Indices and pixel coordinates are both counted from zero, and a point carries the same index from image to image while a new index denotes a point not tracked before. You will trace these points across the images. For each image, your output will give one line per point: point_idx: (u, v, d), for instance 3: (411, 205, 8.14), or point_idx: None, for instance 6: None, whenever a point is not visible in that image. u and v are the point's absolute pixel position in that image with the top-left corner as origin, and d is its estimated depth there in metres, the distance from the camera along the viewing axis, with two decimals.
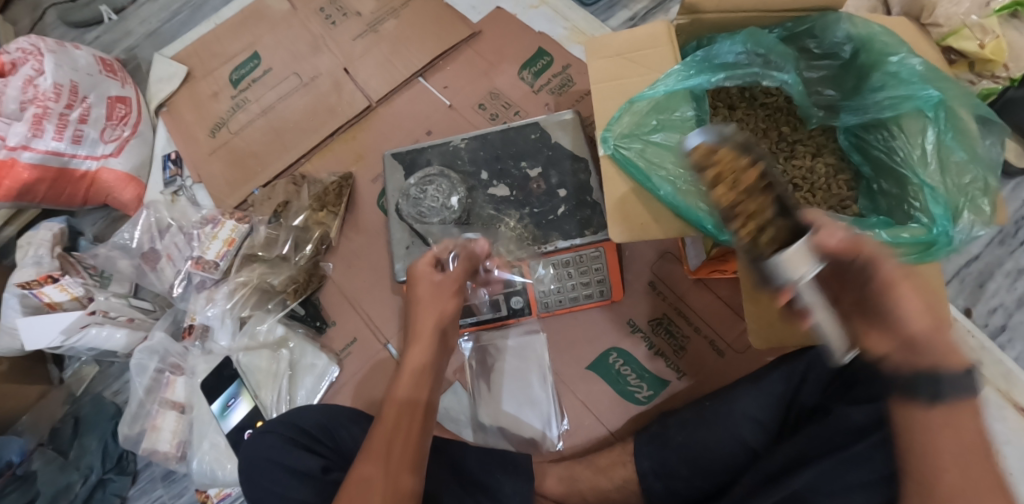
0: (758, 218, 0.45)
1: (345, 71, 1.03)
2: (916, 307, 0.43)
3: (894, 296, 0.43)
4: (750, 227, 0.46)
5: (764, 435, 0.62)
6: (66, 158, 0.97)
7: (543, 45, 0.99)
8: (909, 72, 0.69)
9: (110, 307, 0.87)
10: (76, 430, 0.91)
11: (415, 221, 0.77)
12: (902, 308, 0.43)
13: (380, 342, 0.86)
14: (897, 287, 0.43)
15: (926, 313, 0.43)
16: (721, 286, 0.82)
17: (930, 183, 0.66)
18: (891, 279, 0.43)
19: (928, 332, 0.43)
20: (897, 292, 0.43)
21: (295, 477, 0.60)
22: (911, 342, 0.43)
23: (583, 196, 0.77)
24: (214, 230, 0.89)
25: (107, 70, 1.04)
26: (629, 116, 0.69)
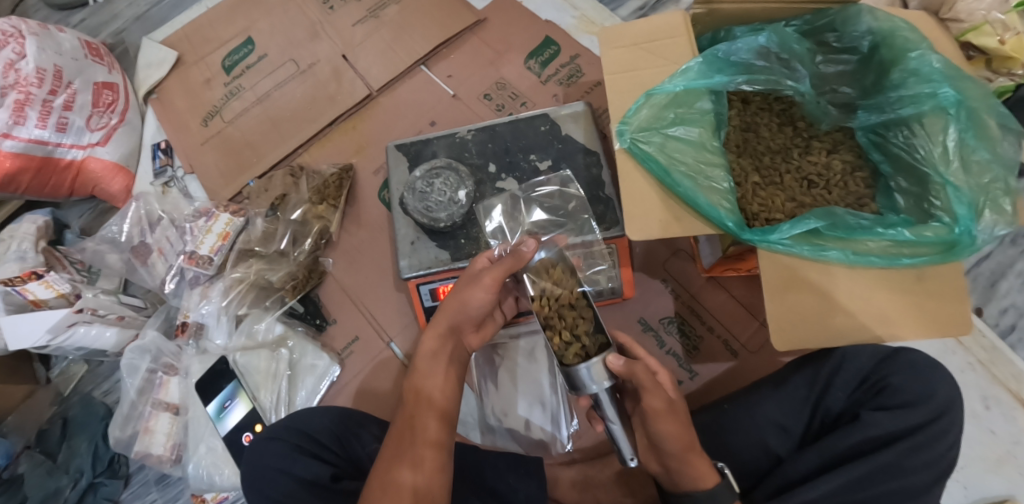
0: (576, 329, 0.55)
1: (344, 58, 0.99)
2: (673, 432, 0.50)
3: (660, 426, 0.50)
4: (563, 334, 0.55)
5: (788, 441, 0.62)
6: (50, 147, 0.92)
7: (551, 34, 0.96)
8: (931, 69, 0.66)
9: (98, 304, 0.84)
10: (65, 432, 0.88)
11: (423, 216, 0.72)
12: (663, 436, 0.50)
13: (384, 341, 0.83)
14: (656, 419, 0.50)
15: (682, 436, 0.50)
16: (735, 284, 0.81)
17: (954, 182, 0.62)
18: (652, 409, 0.50)
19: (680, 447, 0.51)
20: (656, 421, 0.50)
21: (304, 486, 0.58)
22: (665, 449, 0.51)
23: (596, 191, 0.75)
24: (208, 224, 0.86)
25: (93, 55, 0.99)
26: (647, 109, 0.66)
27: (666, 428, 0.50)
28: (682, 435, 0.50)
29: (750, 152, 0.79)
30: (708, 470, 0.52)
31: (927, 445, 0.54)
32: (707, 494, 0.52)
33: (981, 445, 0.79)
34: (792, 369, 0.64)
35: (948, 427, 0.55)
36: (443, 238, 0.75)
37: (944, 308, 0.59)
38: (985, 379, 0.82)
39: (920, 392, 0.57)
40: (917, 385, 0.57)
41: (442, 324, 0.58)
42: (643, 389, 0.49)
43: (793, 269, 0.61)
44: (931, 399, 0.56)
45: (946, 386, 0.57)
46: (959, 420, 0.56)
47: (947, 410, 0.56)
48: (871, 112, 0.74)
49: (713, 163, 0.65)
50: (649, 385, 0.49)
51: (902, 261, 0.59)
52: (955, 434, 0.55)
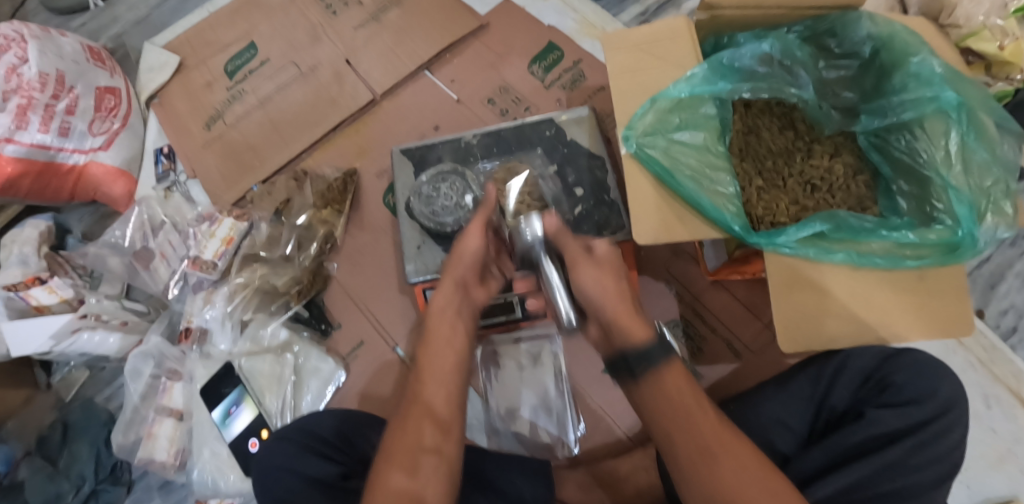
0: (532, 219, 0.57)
1: (347, 62, 1.00)
2: (594, 280, 0.47)
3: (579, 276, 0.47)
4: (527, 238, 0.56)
5: (794, 440, 0.62)
6: (52, 152, 0.92)
7: (554, 39, 0.96)
8: (932, 73, 0.67)
9: (101, 309, 0.83)
10: (66, 437, 0.87)
11: (429, 220, 0.73)
12: (581, 283, 0.47)
13: (388, 344, 0.83)
14: (576, 266, 0.48)
15: (603, 280, 0.47)
16: (738, 287, 0.81)
17: (956, 185, 0.63)
18: (572, 264, 0.48)
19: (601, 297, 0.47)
20: (577, 269, 0.48)
21: (313, 486, 0.58)
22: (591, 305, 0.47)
23: (602, 195, 0.75)
24: (211, 228, 0.86)
25: (94, 59, 0.99)
26: (651, 113, 0.67)
27: (587, 272, 0.47)
28: (607, 283, 0.47)
29: (753, 155, 0.79)
30: (644, 329, 0.45)
31: (930, 443, 0.55)
32: (638, 349, 0.44)
33: (983, 444, 0.80)
34: (796, 369, 0.65)
35: (951, 425, 0.56)
36: (448, 242, 0.75)
37: (947, 310, 0.60)
38: (986, 379, 0.82)
39: (923, 390, 0.58)
40: (921, 383, 0.58)
41: (450, 282, 0.54)
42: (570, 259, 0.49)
43: (797, 271, 0.62)
44: (934, 397, 0.57)
45: (949, 384, 0.58)
46: (961, 418, 0.57)
47: (950, 408, 0.57)
48: (873, 116, 0.75)
49: (718, 167, 0.65)
50: (575, 251, 0.49)
51: (905, 263, 0.59)
52: (958, 432, 0.56)
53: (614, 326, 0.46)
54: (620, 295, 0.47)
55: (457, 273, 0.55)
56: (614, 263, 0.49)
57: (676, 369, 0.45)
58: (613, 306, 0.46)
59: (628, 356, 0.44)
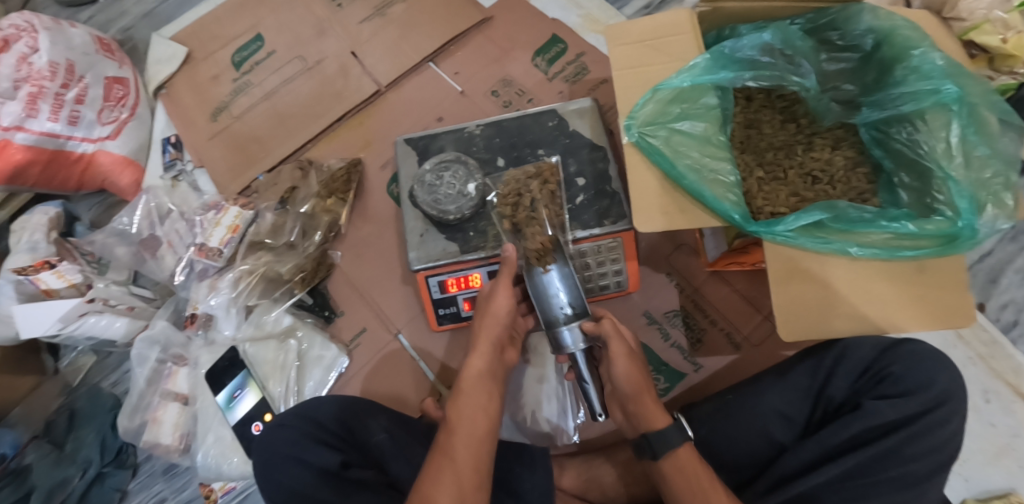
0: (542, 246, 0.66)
1: (352, 55, 1.01)
2: (627, 374, 0.61)
3: (614, 365, 0.61)
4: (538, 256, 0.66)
5: (791, 430, 0.63)
6: (61, 140, 0.93)
7: (557, 32, 0.97)
8: (932, 66, 0.67)
9: (109, 295, 0.85)
10: (71, 423, 0.88)
11: (431, 209, 0.73)
12: (617, 374, 0.61)
13: (391, 332, 0.84)
14: (617, 367, 0.61)
15: (634, 378, 0.60)
16: (737, 278, 0.81)
17: (955, 177, 0.64)
18: (612, 352, 0.61)
19: (636, 395, 0.60)
20: (613, 361, 0.61)
21: (317, 474, 0.59)
22: (624, 393, 0.61)
23: (602, 185, 0.76)
24: (217, 217, 0.86)
25: (103, 50, 1.00)
26: (653, 104, 0.67)
27: (624, 368, 0.61)
28: (635, 375, 0.61)
29: (754, 148, 0.80)
30: (662, 415, 0.60)
31: (927, 433, 0.55)
32: (659, 434, 0.58)
33: (981, 438, 0.80)
34: (795, 359, 0.65)
35: (948, 416, 0.56)
36: (450, 230, 0.75)
37: (943, 300, 0.60)
38: (986, 374, 0.83)
39: (920, 381, 0.58)
40: (918, 373, 0.58)
41: (487, 342, 0.64)
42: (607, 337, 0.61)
43: (796, 261, 0.62)
44: (931, 388, 0.57)
45: (947, 375, 0.58)
46: (959, 409, 0.57)
47: (948, 399, 0.57)
48: (873, 108, 0.75)
49: (719, 157, 0.66)
50: (612, 332, 0.61)
51: (903, 253, 0.60)
52: (955, 422, 0.56)
53: (641, 417, 0.59)
54: (645, 393, 0.60)
55: (492, 334, 0.65)
56: (640, 363, 0.63)
57: (688, 448, 0.58)
58: (639, 407, 0.60)
59: (653, 444, 0.58)
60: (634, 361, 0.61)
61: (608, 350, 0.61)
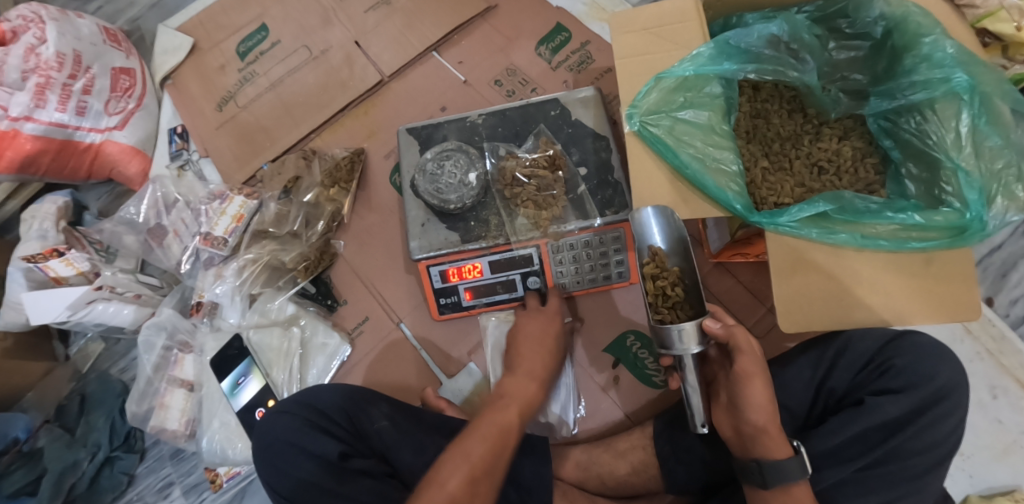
0: (673, 291, 0.64)
1: (357, 44, 1.00)
2: (760, 401, 0.55)
3: (744, 386, 0.56)
4: (664, 293, 0.64)
5: (792, 423, 0.62)
6: (69, 131, 0.94)
7: (561, 21, 0.96)
8: (944, 55, 0.66)
9: (116, 282, 0.86)
10: (82, 408, 0.89)
11: (432, 198, 0.73)
12: (748, 398, 0.56)
13: (393, 320, 0.83)
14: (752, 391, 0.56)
15: (764, 408, 0.55)
16: (742, 270, 0.81)
17: (965, 168, 0.63)
18: (745, 373, 0.56)
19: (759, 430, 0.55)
20: (749, 384, 0.56)
21: (313, 460, 0.57)
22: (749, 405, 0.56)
23: (605, 175, 0.75)
24: (223, 206, 0.88)
25: (110, 40, 1.01)
26: (656, 93, 0.67)
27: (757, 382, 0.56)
28: (759, 400, 0.55)
29: (760, 139, 0.79)
30: (781, 446, 0.55)
31: (930, 427, 0.55)
32: (776, 465, 0.54)
33: (986, 433, 0.79)
34: (797, 351, 0.64)
35: (950, 410, 0.56)
36: (452, 220, 0.75)
37: (952, 290, 0.59)
38: (994, 369, 0.81)
39: (923, 373, 0.57)
40: (922, 366, 0.57)
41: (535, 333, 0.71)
42: (738, 351, 0.56)
43: (800, 252, 0.62)
44: (934, 381, 0.56)
45: (950, 368, 0.57)
46: (961, 401, 0.57)
47: (950, 392, 0.56)
48: (882, 99, 0.74)
49: (723, 146, 0.65)
50: (745, 348, 0.56)
51: (910, 244, 0.59)
52: (957, 415, 0.56)
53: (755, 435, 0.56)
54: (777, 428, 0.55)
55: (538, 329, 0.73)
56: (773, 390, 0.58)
57: (804, 487, 0.54)
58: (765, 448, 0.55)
59: (766, 470, 0.54)
60: (766, 388, 0.56)
61: (740, 371, 0.56)
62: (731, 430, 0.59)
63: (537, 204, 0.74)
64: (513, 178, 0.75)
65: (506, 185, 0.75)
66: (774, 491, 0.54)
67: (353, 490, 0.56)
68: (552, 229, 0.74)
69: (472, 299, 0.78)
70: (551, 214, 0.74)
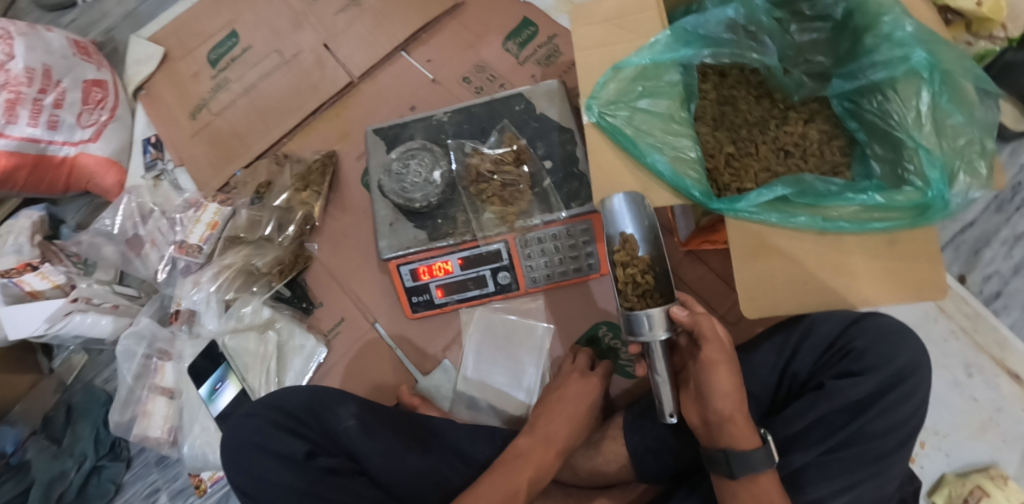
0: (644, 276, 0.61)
1: (326, 47, 1.01)
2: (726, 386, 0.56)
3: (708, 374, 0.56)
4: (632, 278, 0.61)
5: (758, 409, 0.63)
6: (43, 145, 0.95)
7: (529, 15, 0.96)
8: (903, 34, 0.66)
9: (92, 293, 0.87)
10: (69, 418, 0.90)
11: (398, 197, 0.73)
12: (714, 385, 0.56)
13: (369, 320, 0.83)
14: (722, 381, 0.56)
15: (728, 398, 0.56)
16: (713, 257, 0.81)
17: (926, 146, 0.63)
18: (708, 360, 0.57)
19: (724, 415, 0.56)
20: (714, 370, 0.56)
21: (279, 460, 0.58)
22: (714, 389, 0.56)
23: (570, 167, 0.75)
24: (197, 214, 0.88)
25: (81, 53, 1.01)
26: (615, 83, 0.67)
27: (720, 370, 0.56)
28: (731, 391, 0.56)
29: (727, 125, 0.78)
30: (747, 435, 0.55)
31: (892, 408, 0.56)
32: (739, 453, 0.54)
33: (962, 411, 0.79)
34: (763, 336, 0.65)
35: (912, 391, 0.56)
36: (420, 218, 0.75)
37: (916, 271, 0.59)
38: (968, 347, 0.82)
39: (884, 356, 0.58)
40: (883, 349, 0.58)
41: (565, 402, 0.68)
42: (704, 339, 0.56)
43: (760, 236, 0.62)
44: (894, 362, 0.57)
45: (910, 349, 0.58)
46: (923, 381, 0.57)
47: (911, 373, 0.57)
48: (844, 80, 0.74)
49: (680, 134, 0.65)
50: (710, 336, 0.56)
51: (871, 225, 0.59)
52: (919, 396, 0.57)
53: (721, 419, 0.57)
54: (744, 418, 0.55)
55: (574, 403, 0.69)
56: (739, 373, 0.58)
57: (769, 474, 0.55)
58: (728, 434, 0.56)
59: (732, 460, 0.55)
60: (729, 372, 0.56)
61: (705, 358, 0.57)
62: (699, 418, 0.60)
63: (502, 199, 0.75)
64: (478, 175, 0.76)
65: (472, 181, 0.76)
66: (741, 479, 0.55)
67: (322, 488, 0.57)
68: (517, 223, 0.74)
69: (444, 296, 0.79)
70: (518, 210, 0.74)
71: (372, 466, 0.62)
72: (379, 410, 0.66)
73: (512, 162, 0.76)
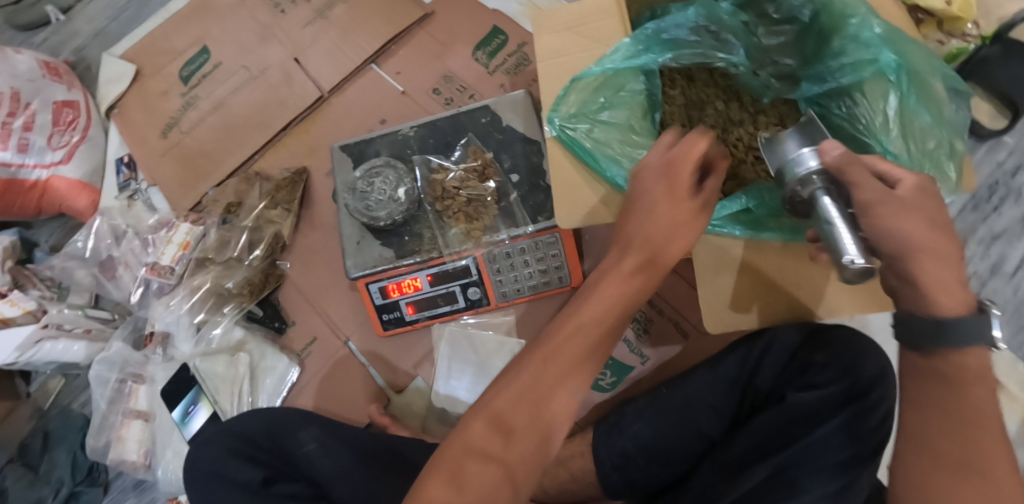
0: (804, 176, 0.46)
1: (295, 61, 1.00)
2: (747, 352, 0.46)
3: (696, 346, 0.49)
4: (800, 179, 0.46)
5: (720, 422, 0.62)
6: (14, 170, 0.94)
7: (497, 23, 0.95)
8: (870, 34, 0.65)
9: (63, 319, 0.86)
10: (46, 444, 0.89)
11: (363, 216, 0.72)
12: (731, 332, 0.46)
13: (340, 339, 0.83)
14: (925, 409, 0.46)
15: None
16: (684, 266, 0.80)
17: (894, 150, 0.62)
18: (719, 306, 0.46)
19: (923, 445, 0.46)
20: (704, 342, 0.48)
21: (236, 489, 0.57)
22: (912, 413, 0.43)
23: (536, 181, 0.74)
24: (170, 234, 0.88)
25: (51, 74, 1.01)
26: (575, 94, 0.65)
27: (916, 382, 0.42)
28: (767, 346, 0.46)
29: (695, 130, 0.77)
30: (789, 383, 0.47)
31: (854, 420, 0.54)
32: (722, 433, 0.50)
33: None
34: (726, 349, 0.64)
35: (877, 401, 0.54)
36: (386, 236, 0.74)
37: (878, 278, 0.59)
38: None
39: (845, 366, 0.56)
40: (845, 359, 0.57)
41: None
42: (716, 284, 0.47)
43: (724, 249, 0.60)
44: (857, 372, 0.55)
45: (874, 359, 0.56)
46: (889, 392, 0.55)
47: (876, 384, 0.55)
48: (813, 82, 0.72)
49: (639, 144, 0.64)
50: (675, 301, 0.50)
51: None
52: (884, 407, 0.55)
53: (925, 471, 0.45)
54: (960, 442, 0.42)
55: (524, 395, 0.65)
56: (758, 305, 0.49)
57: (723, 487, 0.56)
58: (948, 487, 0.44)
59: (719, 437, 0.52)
60: None
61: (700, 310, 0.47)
62: None
63: (468, 215, 0.74)
64: (443, 191, 0.75)
65: (437, 197, 0.75)
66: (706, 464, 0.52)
67: None
68: (482, 239, 0.73)
69: (414, 313, 0.78)
70: (483, 225, 0.74)
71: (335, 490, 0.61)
72: (343, 431, 0.65)
73: (479, 175, 0.75)
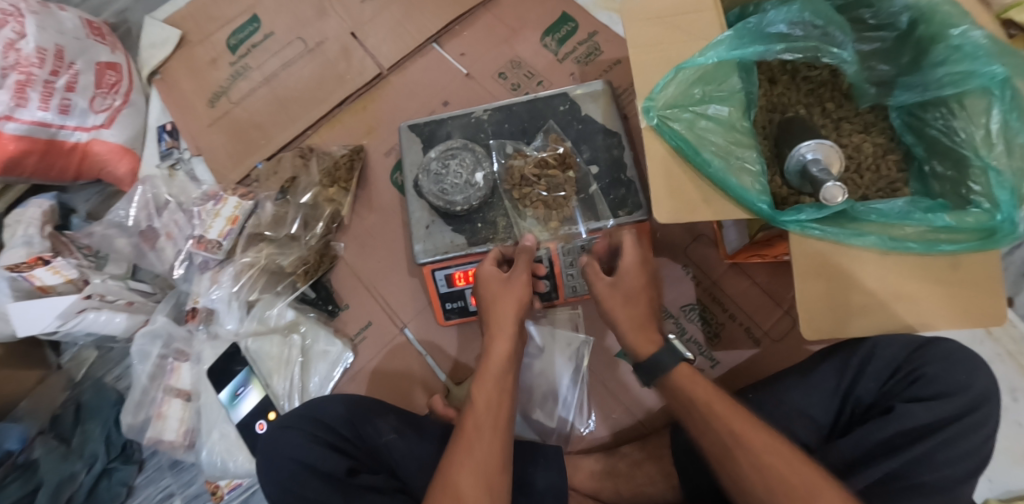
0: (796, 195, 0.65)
1: (354, 36, 0.96)
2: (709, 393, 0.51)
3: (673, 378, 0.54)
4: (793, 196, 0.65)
5: (817, 433, 0.60)
6: (53, 130, 0.89)
7: (568, 10, 0.92)
8: (976, 45, 0.58)
9: (107, 290, 0.83)
10: (78, 417, 0.86)
11: (438, 199, 0.69)
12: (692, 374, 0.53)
13: (397, 325, 0.80)
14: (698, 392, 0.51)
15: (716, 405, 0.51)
16: (758, 271, 0.78)
17: (996, 166, 0.55)
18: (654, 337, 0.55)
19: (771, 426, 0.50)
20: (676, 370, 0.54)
21: (320, 479, 0.56)
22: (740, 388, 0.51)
23: (618, 174, 0.72)
24: (216, 207, 0.83)
25: (95, 34, 0.96)
26: (674, 86, 0.61)
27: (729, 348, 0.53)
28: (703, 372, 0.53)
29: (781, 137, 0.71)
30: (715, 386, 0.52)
31: (961, 436, 0.53)
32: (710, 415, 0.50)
33: (1006, 437, 0.77)
34: (818, 358, 0.62)
35: (984, 420, 0.54)
36: (458, 222, 0.72)
37: (970, 298, 0.53)
38: (1013, 371, 0.80)
39: (957, 382, 0.55)
40: (954, 375, 0.55)
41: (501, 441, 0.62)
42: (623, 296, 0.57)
43: (825, 256, 0.55)
44: (968, 390, 0.54)
45: (984, 377, 0.56)
46: (994, 412, 0.55)
47: (983, 402, 0.54)
48: (908, 92, 0.66)
49: (745, 146, 0.60)
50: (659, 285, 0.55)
51: (940, 247, 0.53)
52: (990, 426, 0.54)
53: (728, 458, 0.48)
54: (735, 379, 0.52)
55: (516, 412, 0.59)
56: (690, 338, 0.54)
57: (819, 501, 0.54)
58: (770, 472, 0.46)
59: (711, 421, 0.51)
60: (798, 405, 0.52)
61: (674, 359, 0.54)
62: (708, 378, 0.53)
63: (547, 204, 0.71)
64: (521, 177, 0.72)
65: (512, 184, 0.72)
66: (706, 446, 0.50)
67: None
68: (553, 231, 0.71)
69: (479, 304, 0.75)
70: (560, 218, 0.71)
71: (406, 472, 0.60)
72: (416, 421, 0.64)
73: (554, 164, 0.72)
